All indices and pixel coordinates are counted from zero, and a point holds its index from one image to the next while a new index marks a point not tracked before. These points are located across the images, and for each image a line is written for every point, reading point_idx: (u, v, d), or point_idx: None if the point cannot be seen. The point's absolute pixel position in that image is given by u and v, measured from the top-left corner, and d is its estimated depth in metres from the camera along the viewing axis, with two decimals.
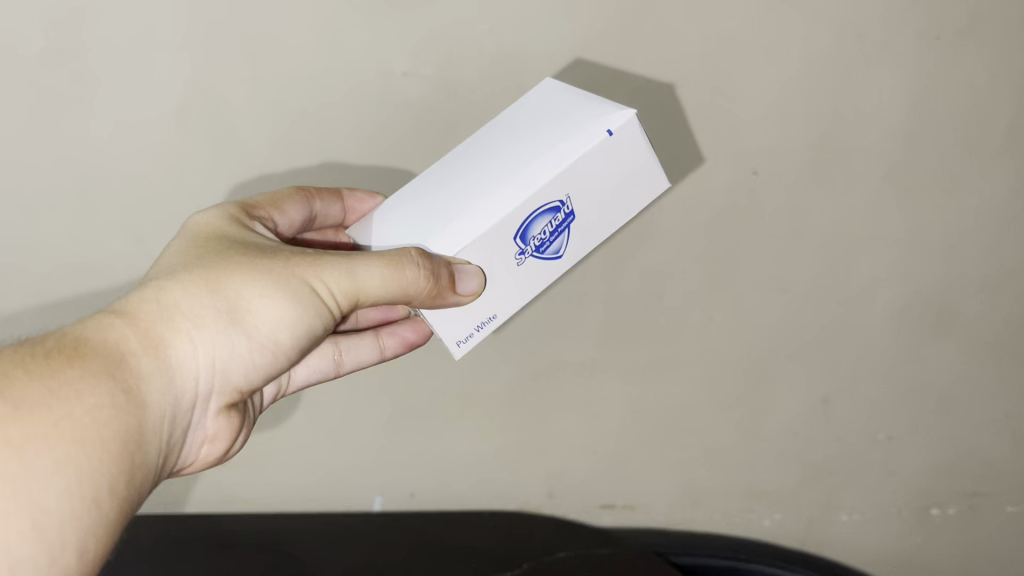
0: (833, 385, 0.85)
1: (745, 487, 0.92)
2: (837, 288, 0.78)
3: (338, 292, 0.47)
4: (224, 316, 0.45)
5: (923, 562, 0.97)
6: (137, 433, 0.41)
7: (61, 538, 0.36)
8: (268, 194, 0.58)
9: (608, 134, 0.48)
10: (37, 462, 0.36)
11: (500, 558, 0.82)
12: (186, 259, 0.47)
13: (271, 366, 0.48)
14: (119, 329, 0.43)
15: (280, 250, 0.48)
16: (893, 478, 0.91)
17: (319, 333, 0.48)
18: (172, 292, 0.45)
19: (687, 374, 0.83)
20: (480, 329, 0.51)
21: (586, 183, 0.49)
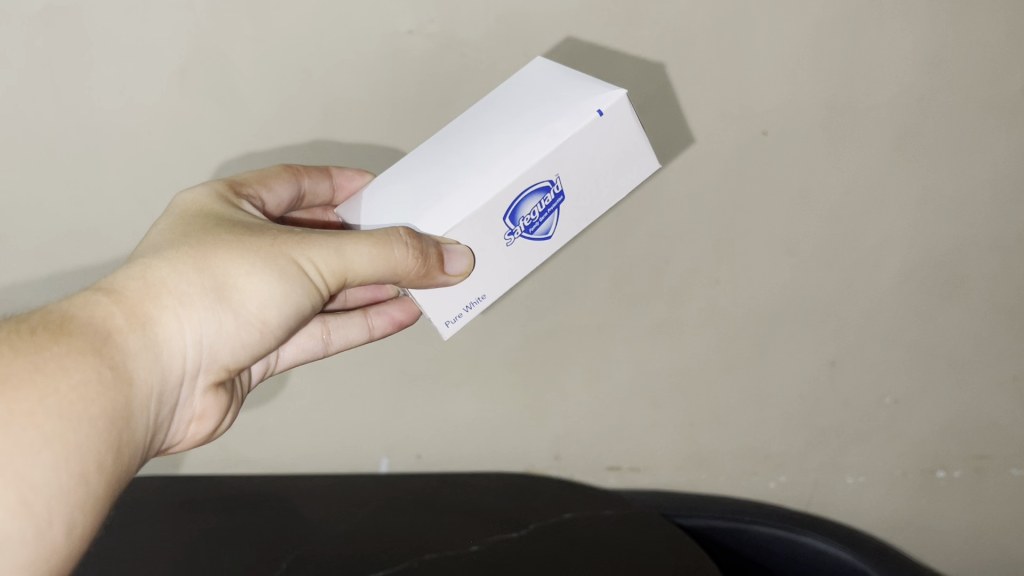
0: (840, 348, 0.85)
1: (750, 449, 0.92)
2: (846, 249, 0.77)
3: (326, 271, 0.47)
4: (211, 294, 0.45)
5: (927, 525, 0.97)
6: (125, 410, 0.40)
7: (50, 513, 0.36)
8: (255, 172, 0.57)
9: (597, 114, 0.47)
10: (23, 438, 0.36)
11: (504, 519, 0.82)
12: (173, 237, 0.47)
13: (259, 344, 0.48)
14: (106, 307, 0.42)
15: (267, 228, 0.48)
16: (900, 440, 0.91)
17: (307, 311, 0.48)
18: (158, 270, 0.44)
19: (693, 339, 0.83)
20: (468, 309, 0.52)
21: (576, 163, 0.48)
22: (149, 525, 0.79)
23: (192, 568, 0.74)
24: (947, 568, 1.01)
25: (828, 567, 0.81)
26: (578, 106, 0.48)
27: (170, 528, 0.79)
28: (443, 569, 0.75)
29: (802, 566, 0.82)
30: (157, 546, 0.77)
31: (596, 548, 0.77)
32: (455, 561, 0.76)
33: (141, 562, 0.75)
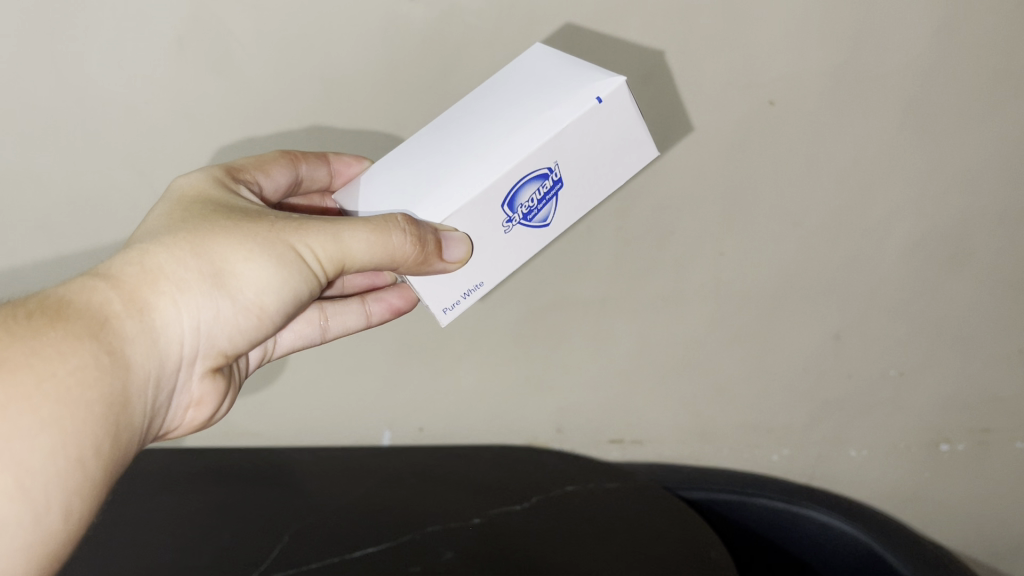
0: (845, 321, 0.84)
1: (753, 421, 0.91)
2: (852, 220, 0.76)
3: (323, 257, 0.46)
4: (209, 279, 0.45)
5: (930, 498, 0.97)
6: (122, 395, 0.40)
7: (47, 498, 0.36)
8: (253, 157, 0.57)
9: (597, 101, 0.47)
10: (21, 423, 0.36)
11: (507, 492, 0.82)
12: (170, 222, 0.47)
13: (256, 329, 0.48)
14: (103, 292, 0.42)
15: (265, 214, 0.48)
16: (903, 413, 0.91)
17: (304, 297, 0.48)
18: (155, 255, 0.44)
19: (696, 312, 0.82)
20: (466, 296, 0.51)
21: (574, 150, 0.48)
22: (153, 501, 0.80)
23: (196, 544, 0.75)
24: (949, 541, 1.01)
25: (831, 541, 0.80)
26: (578, 92, 0.48)
27: (174, 500, 0.80)
28: (446, 541, 0.75)
29: (804, 539, 0.82)
30: (161, 521, 0.77)
31: (599, 521, 0.77)
32: (457, 533, 0.76)
33: (146, 537, 0.76)
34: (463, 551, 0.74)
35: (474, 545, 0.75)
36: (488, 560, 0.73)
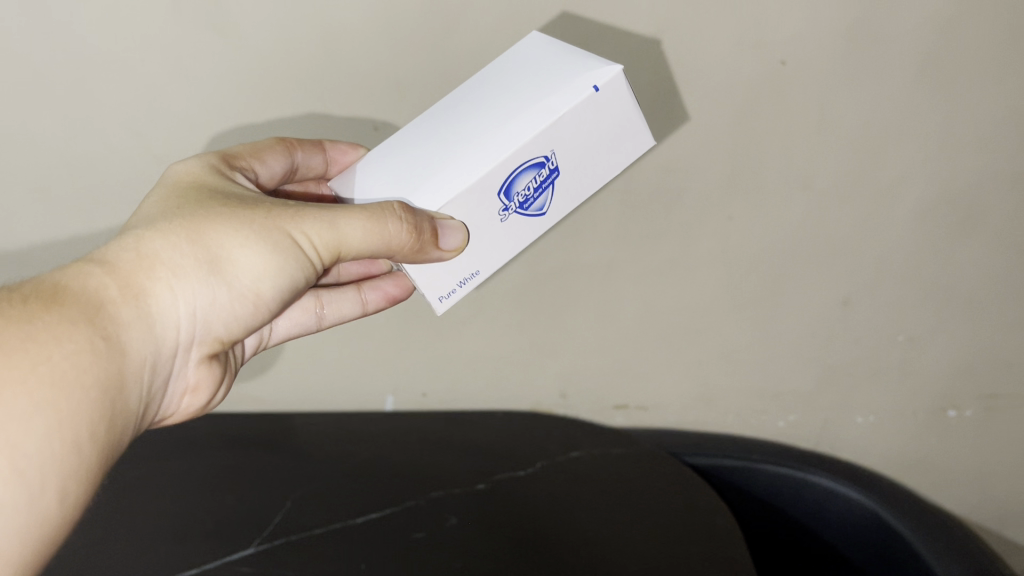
0: (853, 286, 0.82)
1: (760, 387, 0.91)
2: (864, 182, 0.75)
3: (319, 244, 0.48)
4: (204, 265, 0.46)
5: (935, 463, 0.96)
6: (118, 378, 0.42)
7: (42, 478, 0.37)
8: (249, 145, 0.58)
9: (594, 90, 0.47)
10: (17, 404, 0.36)
11: (511, 456, 0.82)
12: (168, 209, 0.48)
13: (251, 315, 0.49)
14: (99, 277, 0.44)
15: (260, 202, 0.49)
16: (912, 379, 0.89)
17: (299, 283, 0.50)
18: (152, 242, 0.46)
19: (703, 276, 0.81)
20: (462, 285, 0.53)
21: (571, 138, 0.49)
22: (158, 466, 0.80)
23: (200, 508, 0.75)
24: (956, 505, 1.01)
25: (837, 506, 0.80)
26: (574, 81, 0.48)
27: (178, 466, 0.80)
28: (450, 506, 0.75)
29: (810, 504, 0.81)
30: (166, 485, 0.78)
31: (602, 487, 0.77)
32: (462, 499, 0.76)
33: (149, 503, 0.76)
34: (467, 517, 0.73)
35: (478, 510, 0.74)
36: (492, 526, 0.72)
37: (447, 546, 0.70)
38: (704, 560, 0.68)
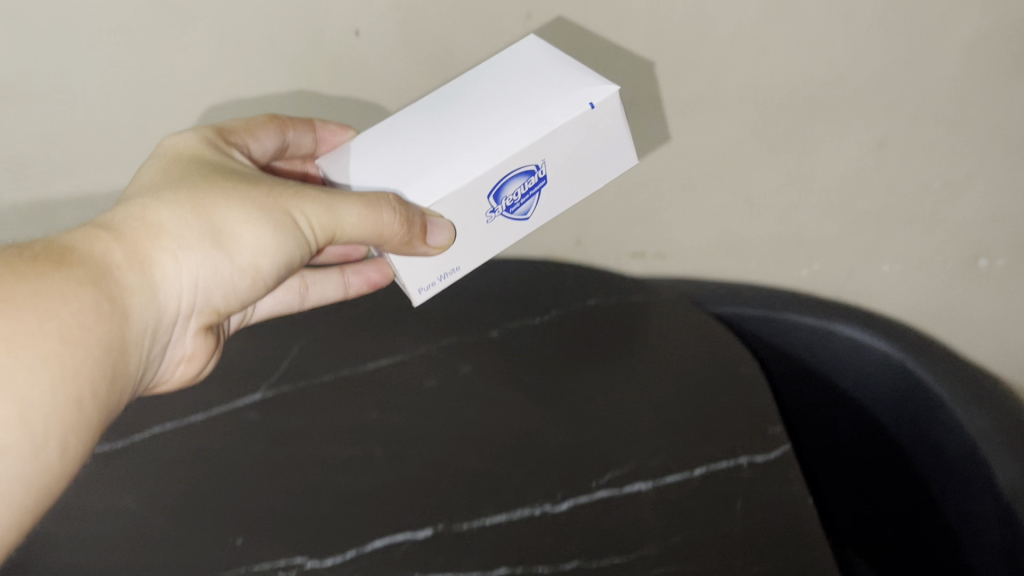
0: (890, 127, 0.76)
1: (785, 234, 0.87)
2: (912, 11, 0.67)
3: (316, 225, 0.52)
4: (207, 240, 0.50)
5: (963, 313, 0.93)
6: (119, 338, 0.46)
7: (45, 428, 0.41)
8: (244, 121, 0.62)
9: (591, 108, 0.52)
10: (24, 355, 0.40)
11: (524, 301, 0.79)
12: (173, 180, 0.53)
13: (248, 287, 0.54)
14: (107, 243, 0.48)
15: (261, 181, 0.53)
16: (944, 227, 0.84)
17: (295, 258, 0.54)
18: (159, 214, 0.50)
19: (728, 119, 0.75)
20: (440, 279, 0.58)
21: (558, 151, 0.53)
22: None
23: None
24: (980, 357, 0.99)
25: (861, 357, 0.78)
26: (574, 96, 0.53)
27: None
28: (463, 352, 0.73)
29: (833, 354, 0.79)
30: None
31: (621, 334, 0.74)
32: (475, 347, 0.73)
33: None
34: (481, 366, 0.71)
35: (493, 358, 0.72)
36: (507, 373, 0.70)
37: (460, 395, 0.68)
38: (727, 410, 0.66)
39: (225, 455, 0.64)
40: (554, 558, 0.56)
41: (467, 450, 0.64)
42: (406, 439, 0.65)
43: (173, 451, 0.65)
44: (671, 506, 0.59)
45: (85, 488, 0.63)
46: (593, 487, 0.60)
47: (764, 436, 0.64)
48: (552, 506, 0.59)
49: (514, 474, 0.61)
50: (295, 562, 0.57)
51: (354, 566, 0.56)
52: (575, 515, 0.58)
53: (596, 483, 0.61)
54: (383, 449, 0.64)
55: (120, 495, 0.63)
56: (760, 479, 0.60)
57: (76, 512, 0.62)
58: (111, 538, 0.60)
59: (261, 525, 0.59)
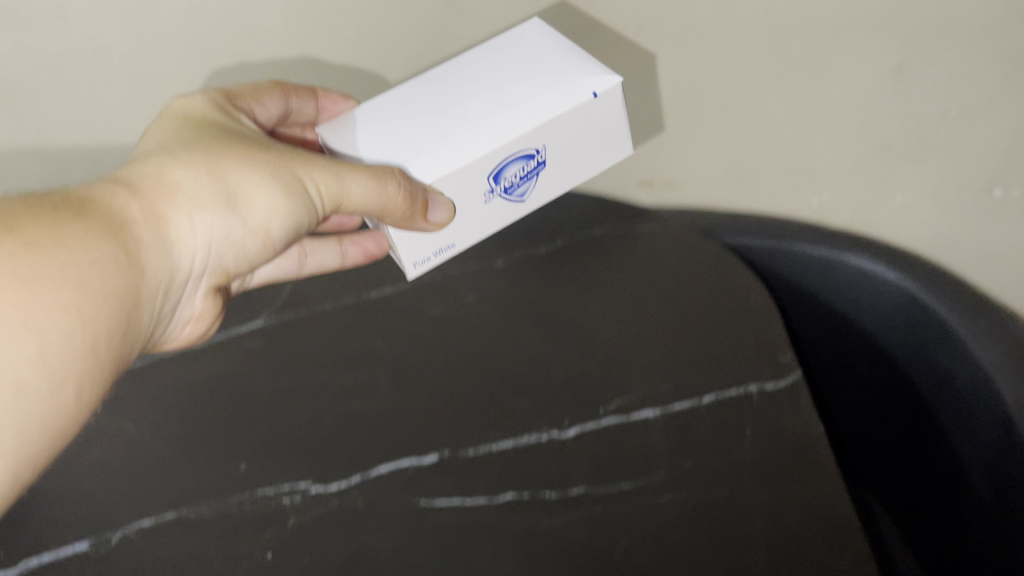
0: (908, 52, 0.72)
1: (796, 163, 0.85)
2: None
3: (324, 191, 0.56)
4: (222, 202, 0.53)
5: (980, 247, 0.89)
6: (135, 292, 0.48)
7: (63, 370, 0.42)
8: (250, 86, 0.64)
9: (593, 97, 0.58)
10: (43, 297, 0.42)
11: (530, 228, 0.77)
12: (188, 142, 0.55)
13: (257, 250, 0.57)
14: (126, 199, 0.50)
15: (272, 148, 0.57)
16: (959, 156, 0.80)
17: (301, 222, 0.58)
18: (176, 174, 0.53)
19: (739, 41, 0.73)
20: (435, 255, 0.66)
21: (557, 137, 0.59)
22: None
23: None
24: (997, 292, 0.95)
25: (870, 289, 0.76)
26: (578, 85, 0.58)
27: None
28: (468, 282, 0.71)
29: (842, 286, 0.78)
30: None
31: (629, 262, 0.73)
32: (481, 275, 0.72)
33: None
34: (487, 294, 0.70)
35: (499, 286, 0.71)
36: (514, 302, 0.69)
37: (466, 323, 0.67)
38: (738, 338, 0.65)
39: (228, 381, 0.63)
40: (562, 483, 0.55)
41: (472, 377, 0.63)
42: (411, 366, 0.64)
43: (174, 377, 0.64)
44: (679, 433, 0.58)
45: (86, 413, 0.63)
46: (602, 415, 0.59)
47: (774, 364, 0.62)
48: (560, 433, 0.58)
49: (520, 402, 0.61)
50: (298, 487, 0.56)
51: (357, 492, 0.56)
52: (583, 442, 0.58)
53: (605, 409, 0.60)
54: (388, 376, 0.63)
55: (120, 420, 0.62)
56: (771, 407, 0.59)
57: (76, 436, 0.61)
58: (113, 462, 0.59)
59: (264, 450, 0.58)
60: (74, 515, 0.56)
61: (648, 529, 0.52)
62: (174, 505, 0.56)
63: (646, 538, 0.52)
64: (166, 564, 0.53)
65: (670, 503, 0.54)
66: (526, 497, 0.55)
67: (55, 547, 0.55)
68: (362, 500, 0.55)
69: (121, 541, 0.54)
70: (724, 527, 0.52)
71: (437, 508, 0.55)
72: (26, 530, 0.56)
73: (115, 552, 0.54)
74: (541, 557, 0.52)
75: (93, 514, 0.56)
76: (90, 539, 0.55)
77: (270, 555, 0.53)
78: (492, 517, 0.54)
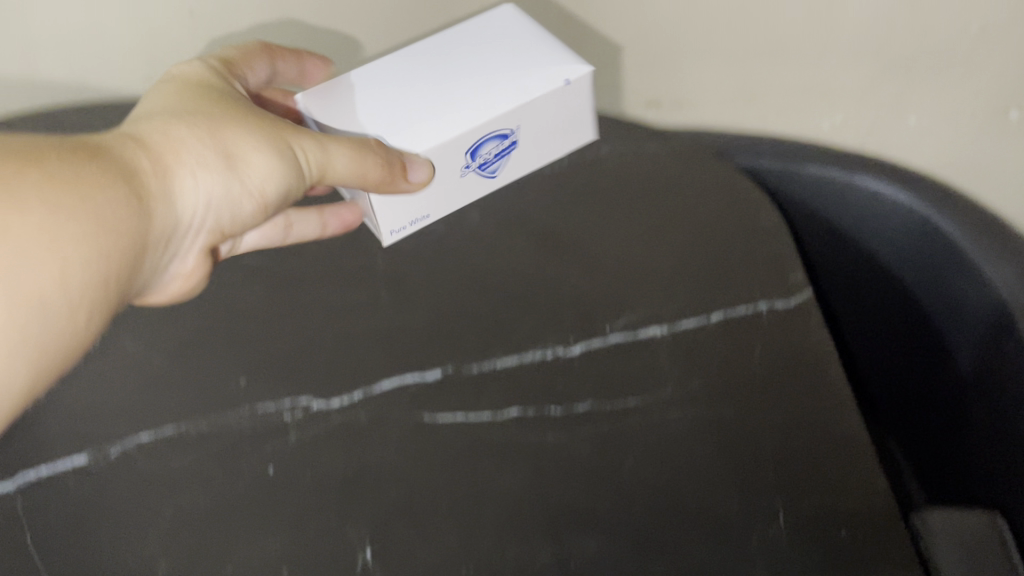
0: None
1: (807, 83, 0.82)
2: None
3: (312, 161, 0.53)
4: (223, 161, 0.48)
5: (990, 170, 0.88)
6: (140, 239, 0.44)
7: (75, 295, 0.40)
8: (236, 49, 0.60)
9: (565, 82, 0.62)
10: (56, 228, 0.38)
11: None
12: (181, 105, 0.50)
13: (251, 216, 0.52)
14: (132, 148, 0.45)
15: (263, 114, 0.52)
16: (976, 77, 0.79)
17: (291, 190, 0.53)
18: (176, 129, 0.48)
19: None
20: (411, 223, 0.65)
21: (529, 119, 0.63)
22: None
23: None
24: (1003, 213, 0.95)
25: (881, 213, 0.74)
26: (553, 71, 0.62)
27: None
28: None
29: (852, 210, 0.76)
30: None
31: (635, 180, 0.71)
32: None
33: None
34: (489, 212, 0.68)
35: (502, 202, 0.69)
36: (517, 219, 0.68)
37: (468, 240, 0.66)
38: (746, 256, 0.63)
39: (223, 297, 0.62)
40: (568, 401, 0.54)
41: (476, 294, 0.61)
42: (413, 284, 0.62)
43: None
44: (687, 351, 0.57)
45: None
46: (608, 334, 0.58)
47: (784, 282, 0.61)
48: (565, 351, 0.57)
49: (524, 321, 0.59)
50: (300, 403, 0.55)
51: (361, 408, 0.54)
52: (589, 361, 0.57)
53: (611, 327, 0.59)
54: (390, 294, 0.62)
55: (113, 335, 0.59)
56: (781, 325, 0.58)
57: None
58: (107, 378, 0.57)
59: (264, 367, 0.57)
60: (69, 429, 0.54)
61: (656, 443, 0.51)
62: (173, 420, 0.54)
63: (657, 451, 0.51)
64: (167, 479, 0.51)
65: (678, 417, 0.53)
66: (530, 414, 0.54)
67: (50, 462, 0.53)
68: (365, 416, 0.54)
69: (120, 457, 0.52)
70: (734, 439, 0.51)
71: (442, 424, 0.53)
72: (18, 445, 0.54)
73: (114, 467, 0.52)
74: (546, 471, 0.50)
75: (89, 428, 0.54)
76: (88, 454, 0.53)
77: (272, 471, 0.51)
78: (497, 433, 0.53)
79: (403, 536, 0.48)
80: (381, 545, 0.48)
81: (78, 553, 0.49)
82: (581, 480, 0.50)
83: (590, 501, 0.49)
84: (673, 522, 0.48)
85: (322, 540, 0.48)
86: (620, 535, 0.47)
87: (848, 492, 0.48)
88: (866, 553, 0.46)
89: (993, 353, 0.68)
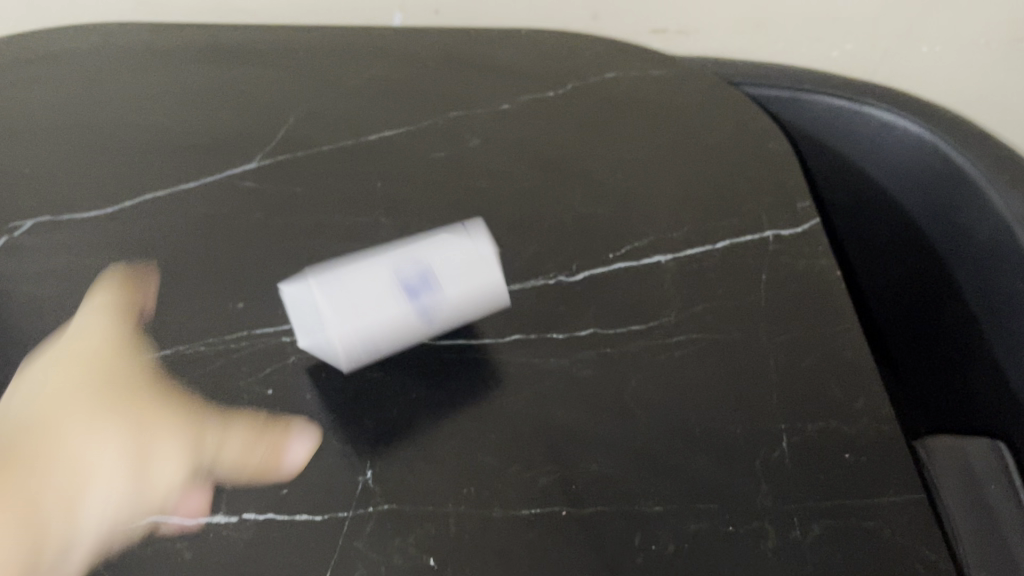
0: None
1: (820, 11, 0.81)
2: None
3: (218, 447, 0.48)
4: (130, 471, 0.46)
5: (998, 99, 0.89)
6: (33, 563, 0.42)
7: None
8: (106, 289, 0.56)
9: (396, 312, 0.48)
10: None
11: (537, 72, 0.74)
12: (88, 412, 0.48)
13: (141, 512, 0.45)
14: (32, 525, 0.44)
15: (172, 398, 0.50)
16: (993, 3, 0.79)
17: (182, 473, 0.46)
18: (81, 473, 0.46)
19: None
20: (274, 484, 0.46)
21: (389, 344, 0.49)
22: (151, 82, 0.73)
23: (198, 122, 0.69)
24: None
25: (888, 142, 0.74)
26: (401, 290, 0.48)
27: (171, 87, 0.72)
28: (471, 127, 0.69)
29: (860, 139, 0.76)
30: (161, 102, 0.71)
31: (639, 109, 0.70)
32: (487, 121, 0.69)
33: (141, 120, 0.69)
34: (491, 139, 0.68)
35: (505, 131, 0.68)
36: (520, 148, 0.67)
37: (470, 167, 0.65)
38: (752, 184, 0.63)
39: (218, 225, 0.60)
40: (570, 325, 0.54)
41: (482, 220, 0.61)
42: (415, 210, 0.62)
43: (166, 215, 0.61)
44: (693, 279, 0.56)
45: (71, 249, 0.59)
46: (611, 259, 0.58)
47: (790, 210, 0.61)
48: (567, 278, 0.57)
49: (525, 247, 0.59)
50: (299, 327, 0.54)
51: None
52: (592, 284, 0.56)
53: (614, 255, 0.58)
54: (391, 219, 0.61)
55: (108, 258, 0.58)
56: (786, 252, 0.58)
57: (59, 273, 0.57)
58: (106, 299, 0.55)
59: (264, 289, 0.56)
60: (63, 348, 0.52)
61: (660, 367, 0.51)
62: (172, 344, 0.53)
63: (662, 377, 0.50)
64: (165, 399, 0.50)
65: (681, 343, 0.52)
66: (532, 338, 0.53)
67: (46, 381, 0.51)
68: None
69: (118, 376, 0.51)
70: (737, 364, 0.51)
71: (442, 349, 0.53)
72: (11, 365, 0.52)
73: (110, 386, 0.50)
74: (546, 396, 0.50)
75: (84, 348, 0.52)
76: None
77: (271, 393, 0.50)
78: (499, 357, 0.52)
79: (403, 455, 0.47)
80: (381, 466, 0.47)
81: (72, 470, 0.46)
82: (584, 403, 0.49)
83: (592, 425, 0.48)
84: (676, 444, 0.47)
85: (321, 459, 0.47)
86: (623, 455, 0.47)
87: (852, 418, 0.48)
88: (873, 473, 0.45)
89: (996, 281, 0.68)
